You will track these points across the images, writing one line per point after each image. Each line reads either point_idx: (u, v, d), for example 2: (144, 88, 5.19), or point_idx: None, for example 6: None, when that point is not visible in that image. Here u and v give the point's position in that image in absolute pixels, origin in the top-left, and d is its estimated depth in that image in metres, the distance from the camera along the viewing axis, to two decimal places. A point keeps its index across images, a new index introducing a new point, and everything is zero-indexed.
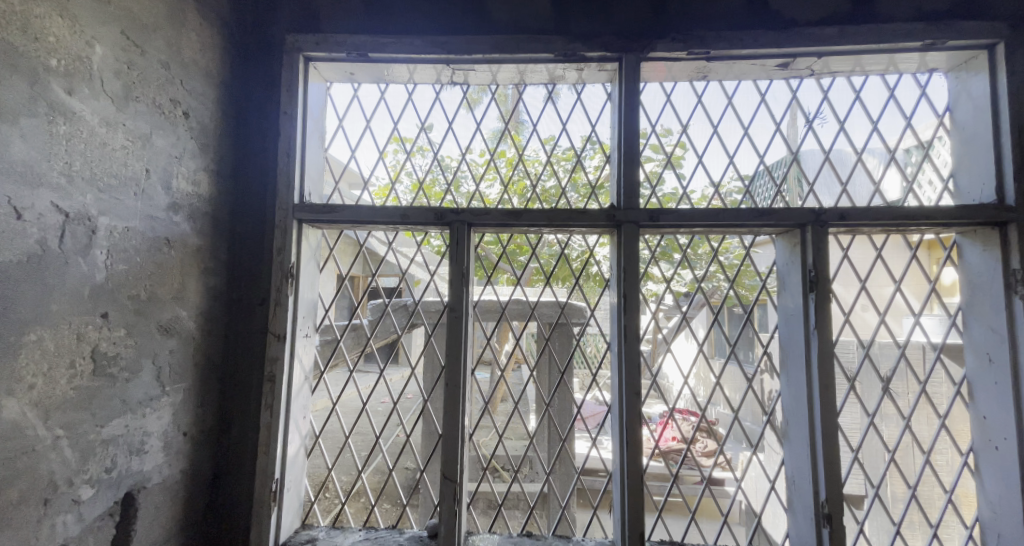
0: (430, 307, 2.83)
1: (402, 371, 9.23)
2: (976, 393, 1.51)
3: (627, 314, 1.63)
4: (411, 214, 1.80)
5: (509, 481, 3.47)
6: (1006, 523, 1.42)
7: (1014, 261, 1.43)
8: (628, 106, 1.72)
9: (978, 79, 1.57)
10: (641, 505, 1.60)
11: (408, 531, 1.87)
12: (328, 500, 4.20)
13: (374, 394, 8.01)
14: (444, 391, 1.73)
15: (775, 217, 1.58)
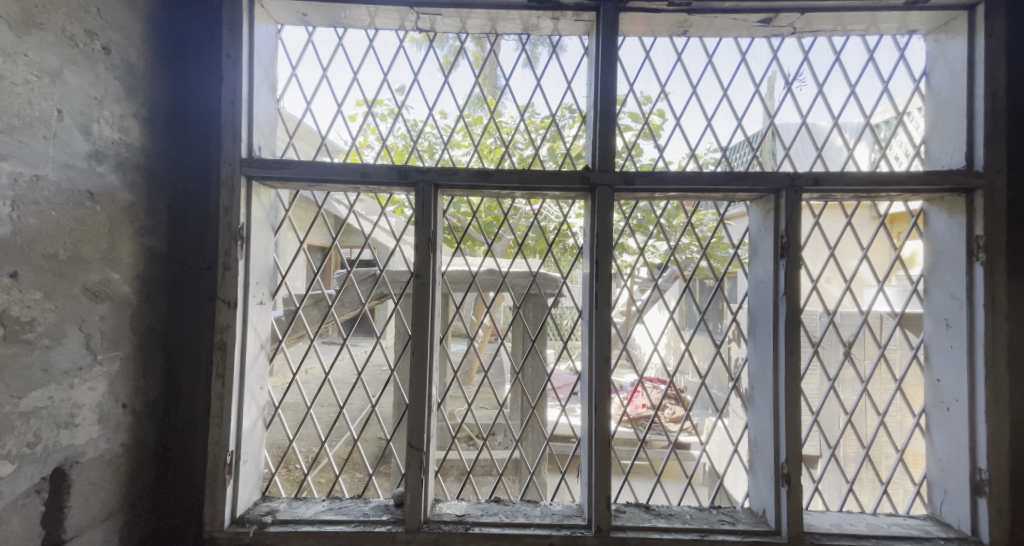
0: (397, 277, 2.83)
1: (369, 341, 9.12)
2: (933, 357, 1.56)
3: (599, 281, 1.59)
4: (371, 173, 1.69)
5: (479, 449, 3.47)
6: (952, 479, 1.50)
7: (977, 228, 1.46)
8: (605, 62, 1.63)
9: (955, 41, 1.55)
10: (608, 469, 1.60)
11: (374, 501, 1.83)
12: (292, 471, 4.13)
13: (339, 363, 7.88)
14: (410, 360, 1.67)
15: (749, 182, 1.56)
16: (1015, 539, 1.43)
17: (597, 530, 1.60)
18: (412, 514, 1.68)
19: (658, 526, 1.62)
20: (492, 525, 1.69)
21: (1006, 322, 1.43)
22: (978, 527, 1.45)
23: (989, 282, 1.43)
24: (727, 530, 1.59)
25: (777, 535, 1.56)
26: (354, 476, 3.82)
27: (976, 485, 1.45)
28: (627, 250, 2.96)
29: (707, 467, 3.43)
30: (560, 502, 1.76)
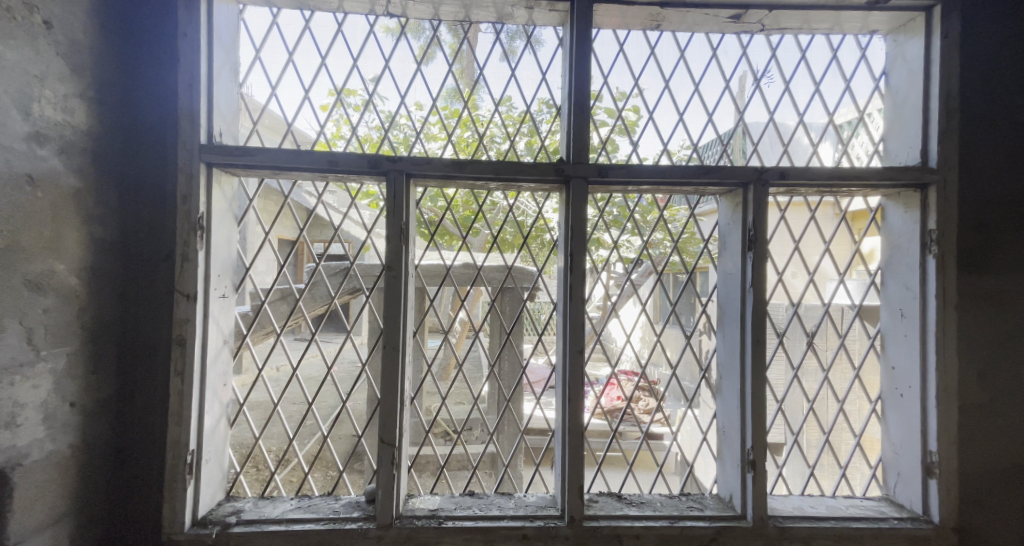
0: (368, 271, 2.80)
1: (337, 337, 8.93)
2: (888, 345, 1.64)
3: (573, 273, 1.59)
4: (340, 161, 1.64)
5: (452, 443, 3.44)
6: (905, 461, 1.59)
7: (931, 221, 1.53)
8: (579, 54, 1.63)
9: (913, 42, 1.62)
10: (581, 459, 1.62)
11: (344, 498, 1.80)
12: (258, 470, 4.01)
13: (305, 359, 7.69)
14: (382, 355, 1.65)
15: (719, 176, 1.59)
16: (962, 517, 1.52)
17: (570, 521, 1.62)
18: (384, 510, 1.66)
19: (630, 514, 1.65)
20: (465, 518, 1.69)
21: (956, 312, 1.51)
22: (928, 505, 1.54)
23: (940, 274, 1.51)
24: (696, 516, 1.63)
25: (743, 520, 1.61)
26: (324, 473, 3.75)
27: (926, 467, 1.54)
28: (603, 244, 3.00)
29: (677, 456, 3.51)
30: (533, 494, 1.77)
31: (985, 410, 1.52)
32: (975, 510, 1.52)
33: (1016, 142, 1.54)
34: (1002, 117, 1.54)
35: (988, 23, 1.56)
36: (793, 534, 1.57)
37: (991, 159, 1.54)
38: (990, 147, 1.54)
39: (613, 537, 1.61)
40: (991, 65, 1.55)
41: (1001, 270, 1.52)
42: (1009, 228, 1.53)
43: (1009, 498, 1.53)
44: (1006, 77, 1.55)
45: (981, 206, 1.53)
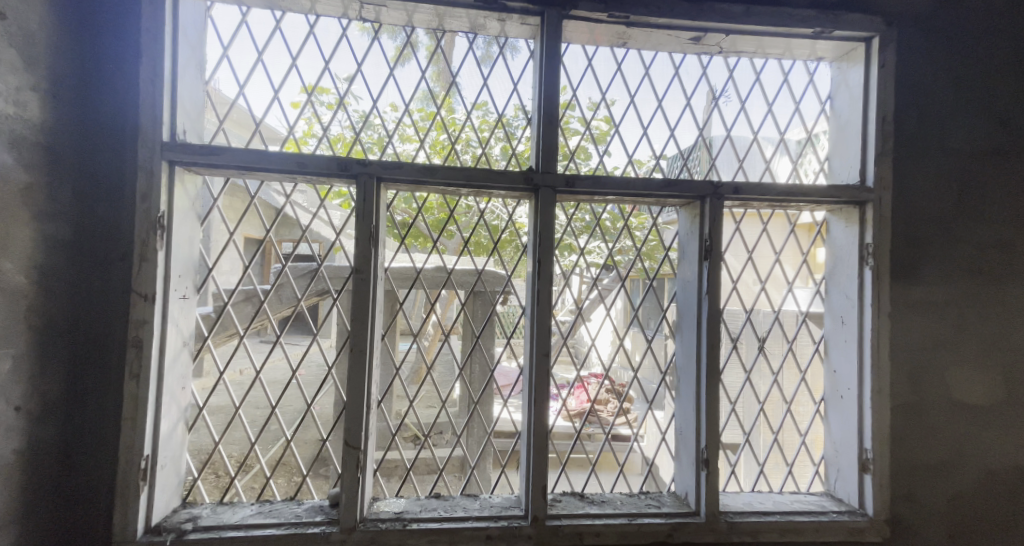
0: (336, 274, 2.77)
1: (303, 341, 8.73)
2: (831, 350, 1.76)
3: (540, 278, 1.65)
4: (309, 163, 1.65)
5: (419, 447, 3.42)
6: (845, 459, 1.70)
7: (868, 236, 1.66)
8: (549, 67, 1.69)
9: (854, 70, 1.75)
10: (545, 460, 1.66)
11: (307, 503, 1.79)
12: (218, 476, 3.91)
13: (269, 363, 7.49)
14: (348, 357, 1.66)
15: (678, 188, 1.67)
16: (894, 510, 1.64)
17: (533, 520, 1.66)
18: (347, 513, 1.66)
19: (591, 512, 1.70)
20: (430, 520, 1.71)
21: (889, 320, 1.64)
22: (864, 499, 1.66)
23: (875, 284, 1.64)
24: (653, 513, 1.70)
25: (696, 516, 1.69)
26: (287, 478, 3.68)
27: (862, 464, 1.66)
28: (577, 249, 3.06)
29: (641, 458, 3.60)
30: (499, 495, 1.81)
31: (915, 411, 1.65)
32: (907, 504, 1.64)
33: (944, 165, 1.68)
34: (932, 142, 1.68)
35: (920, 56, 1.70)
36: (742, 529, 1.66)
37: (922, 180, 1.68)
38: (921, 168, 1.68)
39: (575, 535, 1.66)
40: (923, 94, 1.69)
41: (931, 281, 1.66)
42: (938, 243, 1.67)
43: (937, 492, 1.65)
44: (936, 105, 1.69)
45: (913, 222, 1.67)
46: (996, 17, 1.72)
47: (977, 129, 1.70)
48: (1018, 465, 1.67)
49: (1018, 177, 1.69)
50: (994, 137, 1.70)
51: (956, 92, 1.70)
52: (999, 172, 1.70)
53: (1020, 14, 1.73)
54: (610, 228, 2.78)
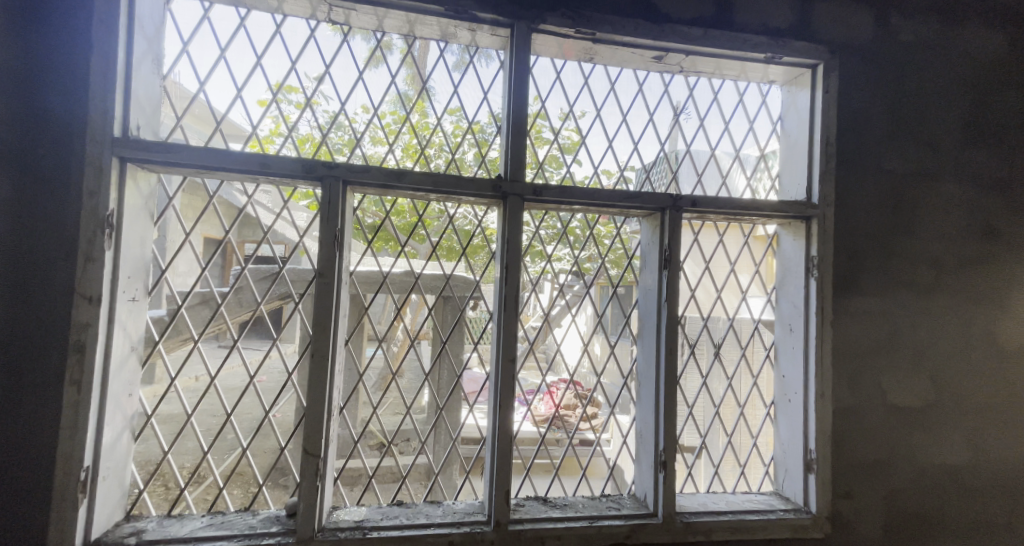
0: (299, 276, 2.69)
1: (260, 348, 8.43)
2: (780, 356, 1.86)
3: (507, 284, 1.67)
4: (272, 164, 1.61)
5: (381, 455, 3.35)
6: (791, 459, 1.80)
7: (813, 249, 1.78)
8: (517, 77, 1.72)
9: (802, 93, 1.88)
10: (509, 464, 1.68)
11: (262, 513, 1.73)
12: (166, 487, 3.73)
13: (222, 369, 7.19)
14: (309, 362, 1.63)
15: (640, 200, 1.73)
16: (835, 507, 1.74)
17: (496, 525, 1.67)
18: (305, 523, 1.62)
19: (553, 516, 1.73)
20: (391, 528, 1.68)
21: (832, 328, 1.76)
22: (808, 498, 1.76)
23: (819, 294, 1.75)
24: (613, 515, 1.74)
25: (653, 517, 1.74)
26: (241, 489, 3.53)
27: (807, 464, 1.75)
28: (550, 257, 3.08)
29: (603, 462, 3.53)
30: (462, 501, 1.81)
31: (855, 413, 1.76)
32: (846, 501, 1.75)
33: (880, 185, 1.82)
34: (869, 163, 1.82)
35: (859, 83, 1.84)
36: (696, 528, 1.72)
37: (860, 198, 1.81)
38: (860, 187, 1.81)
39: (537, 539, 1.68)
40: (861, 119, 1.83)
41: (868, 291, 1.78)
42: (875, 257, 1.79)
43: (874, 489, 1.76)
44: (873, 129, 1.83)
45: (853, 237, 1.79)
46: (926, 51, 1.88)
47: (909, 152, 1.84)
48: (948, 464, 1.79)
49: (945, 198, 1.84)
50: (925, 160, 1.85)
51: (891, 118, 1.84)
52: (929, 193, 1.84)
53: (947, 49, 1.89)
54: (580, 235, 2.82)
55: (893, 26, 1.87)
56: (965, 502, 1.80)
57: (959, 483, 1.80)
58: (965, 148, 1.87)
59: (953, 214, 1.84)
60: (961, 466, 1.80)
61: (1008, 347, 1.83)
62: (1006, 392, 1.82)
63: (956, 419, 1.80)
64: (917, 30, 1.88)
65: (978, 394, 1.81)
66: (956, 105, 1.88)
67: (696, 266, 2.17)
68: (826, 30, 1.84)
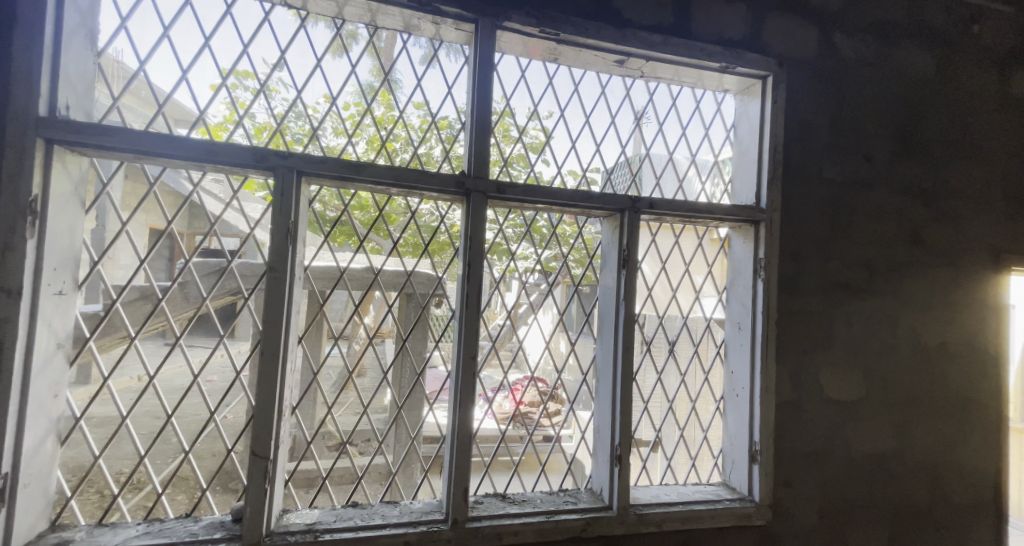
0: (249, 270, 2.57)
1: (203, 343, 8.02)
2: (730, 353, 1.95)
3: (469, 281, 1.66)
4: (221, 152, 1.52)
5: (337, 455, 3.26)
6: (738, 451, 1.89)
7: (761, 251, 1.87)
8: (482, 74, 1.70)
9: (753, 103, 1.96)
10: (469, 461, 1.67)
11: (205, 519, 1.64)
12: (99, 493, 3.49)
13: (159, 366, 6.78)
14: (259, 360, 1.56)
15: (601, 201, 1.76)
16: (775, 495, 1.84)
17: (453, 523, 1.66)
18: (252, 527, 1.55)
19: (512, 512, 1.74)
20: (345, 530, 1.63)
21: (776, 326, 1.85)
22: (751, 487, 1.85)
23: (765, 294, 1.84)
24: (570, 509, 1.77)
25: (608, 510, 1.78)
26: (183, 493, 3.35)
27: (752, 455, 1.85)
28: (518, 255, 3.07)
29: (562, 458, 3.51)
30: (419, 500, 1.78)
31: (796, 407, 1.87)
32: (785, 489, 1.85)
33: (822, 192, 1.93)
34: (812, 171, 1.93)
35: (805, 96, 1.94)
36: (648, 519, 1.77)
37: (804, 204, 1.91)
38: (804, 194, 1.91)
39: (495, 535, 1.68)
40: (805, 130, 1.93)
41: (809, 292, 1.89)
42: (815, 260, 1.90)
43: (810, 478, 1.87)
44: (816, 140, 1.94)
45: (797, 241, 1.89)
46: (864, 69, 2.01)
47: (847, 162, 1.96)
48: (875, 453, 1.93)
49: (879, 206, 1.98)
50: (861, 170, 1.98)
51: (832, 130, 1.96)
52: (864, 201, 1.97)
53: (882, 68, 2.03)
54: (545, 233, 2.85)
55: (836, 44, 1.99)
56: (889, 487, 1.94)
57: (885, 470, 1.94)
58: (897, 161, 2.02)
59: (885, 221, 1.98)
60: (887, 454, 1.94)
61: (930, 345, 1.99)
62: (928, 386, 1.98)
63: (884, 411, 1.94)
64: (857, 48, 2.00)
65: (903, 388, 1.96)
66: (890, 120, 2.02)
67: (654, 266, 2.23)
68: (776, 44, 1.93)
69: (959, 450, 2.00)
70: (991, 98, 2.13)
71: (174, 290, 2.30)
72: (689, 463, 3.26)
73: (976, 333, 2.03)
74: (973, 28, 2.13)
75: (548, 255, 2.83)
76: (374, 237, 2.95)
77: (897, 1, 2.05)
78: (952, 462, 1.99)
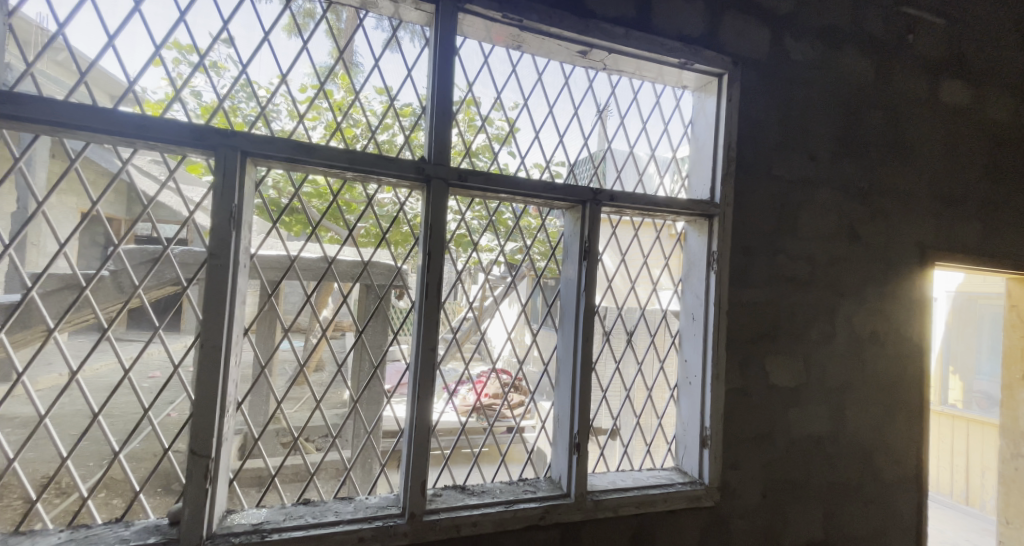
0: (188, 259, 2.36)
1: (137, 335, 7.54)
2: (684, 343, 2.00)
3: (429, 270, 1.61)
4: (154, 128, 1.38)
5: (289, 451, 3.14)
6: (690, 437, 1.96)
7: (714, 245, 1.91)
8: (443, 57, 1.64)
9: (710, 100, 1.99)
10: (427, 455, 1.64)
11: (138, 523, 1.52)
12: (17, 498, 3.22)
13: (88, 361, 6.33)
14: (199, 353, 1.45)
15: (563, 192, 1.74)
16: (721, 478, 1.91)
17: (410, 517, 1.62)
18: (191, 530, 1.46)
19: (470, 503, 1.71)
20: (294, 529, 1.56)
21: (727, 317, 1.91)
22: (702, 471, 1.91)
23: (718, 286, 1.89)
24: (529, 498, 1.77)
25: (566, 498, 1.79)
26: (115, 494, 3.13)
27: (703, 440, 1.91)
28: (483, 248, 3.01)
29: (522, 448, 3.54)
30: (375, 495, 1.73)
31: (743, 394, 1.94)
32: (732, 472, 1.93)
33: (771, 188, 2.00)
34: (762, 168, 1.99)
35: (757, 94, 1.99)
36: (604, 505, 1.80)
37: (754, 200, 1.97)
38: (755, 189, 1.97)
39: (453, 527, 1.66)
40: (757, 128, 1.98)
41: (758, 285, 1.96)
42: (764, 254, 1.98)
43: (754, 461, 1.96)
44: (767, 139, 2.00)
45: (748, 236, 1.95)
46: (811, 71, 2.08)
47: (794, 160, 2.04)
48: (813, 435, 2.05)
49: (822, 203, 2.07)
50: (807, 169, 2.06)
51: (781, 129, 2.02)
52: (809, 198, 2.06)
53: (828, 71, 2.11)
54: (510, 224, 2.86)
55: (786, 46, 2.04)
56: (825, 466, 2.07)
57: (821, 451, 2.06)
58: (839, 160, 2.11)
59: (827, 218, 2.08)
60: (824, 437, 2.07)
61: (863, 334, 2.12)
62: (861, 373, 2.12)
63: (821, 397, 2.06)
64: (805, 51, 2.07)
65: (839, 375, 2.09)
66: (834, 121, 2.11)
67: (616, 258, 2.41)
68: (732, 42, 1.96)
69: (886, 431, 2.16)
70: (922, 104, 2.27)
71: (104, 278, 2.10)
72: (643, 448, 3.37)
73: (904, 323, 2.18)
74: (909, 37, 2.25)
75: (514, 247, 2.87)
76: (331, 227, 2.80)
77: (842, 7, 2.13)
78: (881, 443, 2.15)
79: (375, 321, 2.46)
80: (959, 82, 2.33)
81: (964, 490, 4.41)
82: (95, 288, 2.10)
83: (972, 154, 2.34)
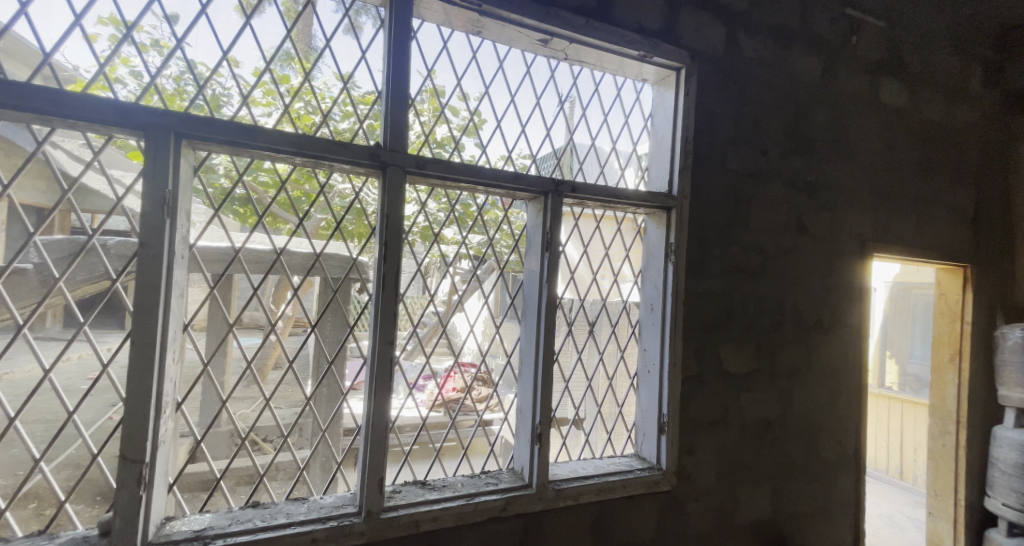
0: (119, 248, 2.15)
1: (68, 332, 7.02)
2: (643, 333, 2.03)
3: (386, 262, 1.54)
4: (73, 105, 1.25)
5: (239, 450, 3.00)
6: (648, 424, 1.99)
7: (671, 236, 1.94)
8: (398, 39, 1.56)
9: (668, 94, 2.01)
10: (385, 452, 1.58)
11: (64, 535, 1.40)
12: None
13: None
14: (133, 352, 1.34)
15: (524, 183, 1.71)
16: (676, 463, 1.96)
17: (367, 516, 1.57)
18: (127, 541, 1.35)
19: (429, 498, 1.68)
20: (241, 533, 1.47)
21: (683, 308, 1.95)
22: (660, 457, 1.95)
23: (675, 277, 1.92)
24: (490, 490, 1.75)
25: (527, 488, 1.79)
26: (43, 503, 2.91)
27: (660, 427, 1.95)
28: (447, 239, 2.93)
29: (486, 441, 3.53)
30: (331, 495, 1.66)
31: (697, 382, 1.99)
32: (688, 457, 1.99)
33: (726, 182, 2.04)
34: (717, 162, 2.02)
35: (713, 89, 2.02)
36: (565, 493, 1.81)
37: (710, 193, 2.00)
38: (710, 183, 2.01)
39: (411, 523, 1.62)
40: (713, 121, 2.01)
41: (712, 276, 2.01)
42: (718, 245, 2.02)
43: (707, 445, 2.02)
44: (722, 133, 2.03)
45: (703, 227, 1.99)
46: (764, 68, 2.13)
47: (747, 155, 2.09)
48: (763, 419, 2.13)
49: (773, 197, 2.14)
50: (759, 163, 2.11)
51: (736, 124, 2.06)
52: (761, 191, 2.11)
53: (780, 69, 2.16)
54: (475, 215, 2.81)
55: (740, 43, 2.08)
56: (772, 448, 2.16)
57: (770, 433, 2.15)
58: (788, 155, 2.18)
59: (777, 211, 2.15)
60: (773, 420, 2.15)
61: (810, 323, 2.22)
62: (807, 359, 2.21)
63: (771, 383, 2.14)
64: (758, 48, 2.11)
65: (787, 362, 2.17)
66: (784, 118, 2.18)
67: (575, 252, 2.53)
68: (689, 37, 1.98)
69: (829, 413, 2.27)
70: (864, 103, 2.37)
71: (20, 270, 1.87)
72: (605, 437, 3.42)
73: (846, 312, 2.30)
74: (853, 38, 2.34)
75: (480, 239, 2.86)
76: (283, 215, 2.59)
77: (793, 6, 2.19)
78: (824, 424, 2.26)
79: (330, 314, 2.38)
80: (898, 83, 2.45)
81: (898, 467, 4.71)
82: (12, 283, 1.85)
83: (909, 151, 2.48)
